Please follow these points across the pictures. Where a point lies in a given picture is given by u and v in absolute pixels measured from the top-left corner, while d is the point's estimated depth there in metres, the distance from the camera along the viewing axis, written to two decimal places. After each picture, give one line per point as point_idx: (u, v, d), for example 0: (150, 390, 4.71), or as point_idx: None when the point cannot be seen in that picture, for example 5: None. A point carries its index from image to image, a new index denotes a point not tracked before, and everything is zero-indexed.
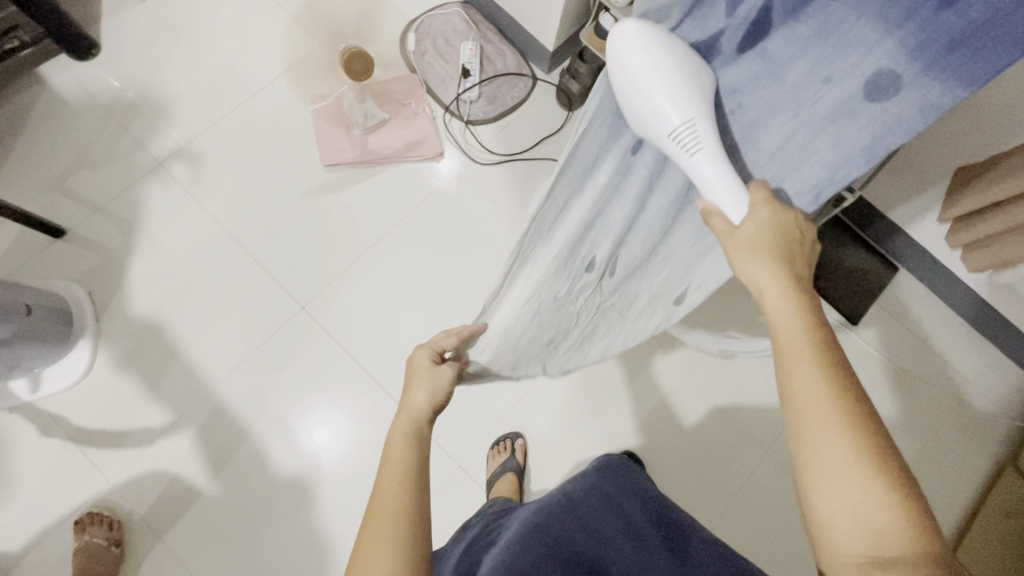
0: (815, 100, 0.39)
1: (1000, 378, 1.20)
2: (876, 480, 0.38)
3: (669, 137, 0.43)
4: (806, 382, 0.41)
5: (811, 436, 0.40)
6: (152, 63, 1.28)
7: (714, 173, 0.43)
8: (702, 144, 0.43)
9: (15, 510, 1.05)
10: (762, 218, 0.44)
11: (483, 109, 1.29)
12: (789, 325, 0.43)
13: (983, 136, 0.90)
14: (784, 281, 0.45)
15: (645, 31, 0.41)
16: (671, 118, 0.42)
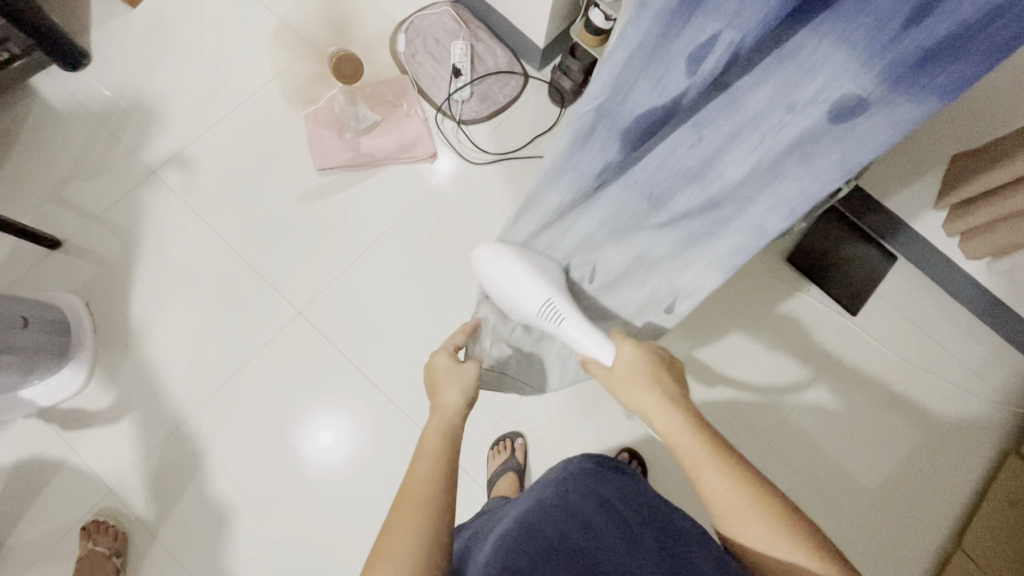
0: (774, 135, 0.44)
1: (1002, 364, 1.19)
2: (794, 547, 0.47)
3: (536, 313, 0.68)
4: (715, 486, 0.50)
5: (733, 526, 0.49)
6: (143, 71, 1.28)
7: (579, 332, 0.65)
8: (563, 316, 0.67)
9: (21, 521, 1.05)
10: (628, 354, 0.62)
11: (476, 108, 1.29)
12: (683, 440, 0.53)
13: (980, 121, 0.89)
14: (667, 403, 0.56)
15: (496, 253, 0.71)
16: (529, 306, 0.68)
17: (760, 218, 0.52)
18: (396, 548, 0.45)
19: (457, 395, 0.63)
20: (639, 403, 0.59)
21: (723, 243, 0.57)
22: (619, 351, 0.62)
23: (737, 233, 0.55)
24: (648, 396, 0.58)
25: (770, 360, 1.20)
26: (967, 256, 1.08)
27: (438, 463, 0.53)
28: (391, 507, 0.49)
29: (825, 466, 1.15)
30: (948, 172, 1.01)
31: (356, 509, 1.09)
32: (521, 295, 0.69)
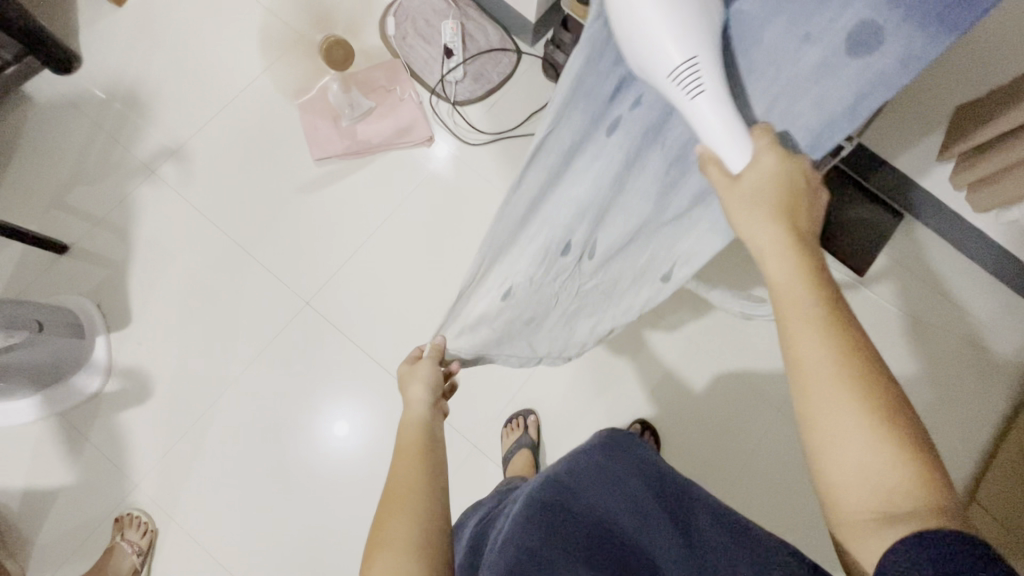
0: (791, 67, 0.39)
1: (1015, 318, 1.18)
2: (882, 439, 0.37)
3: (668, 79, 0.39)
4: (811, 341, 0.40)
5: (813, 398, 0.40)
6: (135, 70, 1.27)
7: (723, 116, 0.40)
8: (707, 87, 0.39)
9: (55, 519, 1.09)
10: (765, 167, 0.41)
11: (469, 89, 1.27)
12: (786, 277, 0.42)
13: (984, 70, 0.87)
14: (784, 240, 0.42)
15: None
16: (672, 58, 0.38)
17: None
18: (392, 540, 0.46)
19: (423, 389, 0.65)
20: (750, 232, 0.44)
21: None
22: (758, 151, 0.41)
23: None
24: (765, 227, 0.43)
25: None
26: (974, 209, 1.07)
27: (418, 453, 0.56)
28: (379, 506, 0.51)
29: None
30: (949, 127, 1.00)
31: (375, 494, 1.11)
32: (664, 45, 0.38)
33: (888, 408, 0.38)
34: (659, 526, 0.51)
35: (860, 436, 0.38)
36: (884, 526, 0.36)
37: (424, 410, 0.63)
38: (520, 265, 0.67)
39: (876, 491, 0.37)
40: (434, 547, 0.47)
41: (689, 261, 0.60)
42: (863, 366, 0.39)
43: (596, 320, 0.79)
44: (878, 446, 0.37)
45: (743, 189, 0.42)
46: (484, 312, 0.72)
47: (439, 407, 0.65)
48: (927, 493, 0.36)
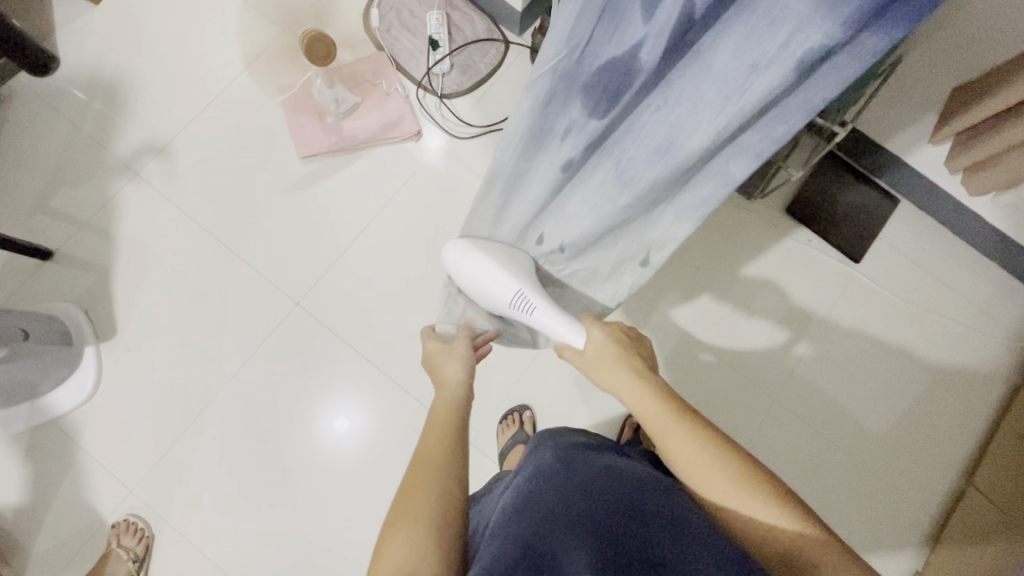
0: (736, 95, 0.42)
1: (1012, 302, 1.17)
2: (755, 499, 0.50)
3: (510, 302, 0.76)
4: (681, 445, 0.53)
5: (700, 484, 0.52)
6: (114, 69, 1.24)
7: (551, 319, 0.73)
8: (534, 305, 0.74)
9: (51, 527, 1.09)
10: (598, 337, 0.66)
11: (457, 81, 1.25)
12: (645, 405, 0.57)
13: (981, 49, 0.86)
14: (634, 376, 0.60)
15: (463, 249, 0.80)
16: (504, 296, 0.76)
17: (727, 169, 0.52)
18: (416, 514, 0.47)
19: (458, 369, 0.68)
20: (611, 380, 0.62)
21: (693, 195, 0.58)
22: (589, 332, 0.68)
23: (706, 186, 0.55)
24: (615, 372, 0.62)
25: (776, 313, 1.18)
26: (971, 193, 1.05)
27: (448, 431, 0.56)
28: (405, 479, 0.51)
29: (835, 415, 1.16)
30: (944, 108, 0.98)
31: (372, 493, 1.11)
32: (497, 285, 0.77)
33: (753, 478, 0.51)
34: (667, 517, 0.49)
35: (742, 501, 0.50)
36: (786, 560, 0.48)
37: (457, 390, 0.64)
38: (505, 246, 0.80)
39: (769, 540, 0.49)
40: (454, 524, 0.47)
41: (664, 247, 0.67)
42: (727, 452, 0.53)
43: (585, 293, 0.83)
44: (760, 510, 0.50)
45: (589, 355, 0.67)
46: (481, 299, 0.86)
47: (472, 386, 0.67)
48: (803, 527, 0.48)
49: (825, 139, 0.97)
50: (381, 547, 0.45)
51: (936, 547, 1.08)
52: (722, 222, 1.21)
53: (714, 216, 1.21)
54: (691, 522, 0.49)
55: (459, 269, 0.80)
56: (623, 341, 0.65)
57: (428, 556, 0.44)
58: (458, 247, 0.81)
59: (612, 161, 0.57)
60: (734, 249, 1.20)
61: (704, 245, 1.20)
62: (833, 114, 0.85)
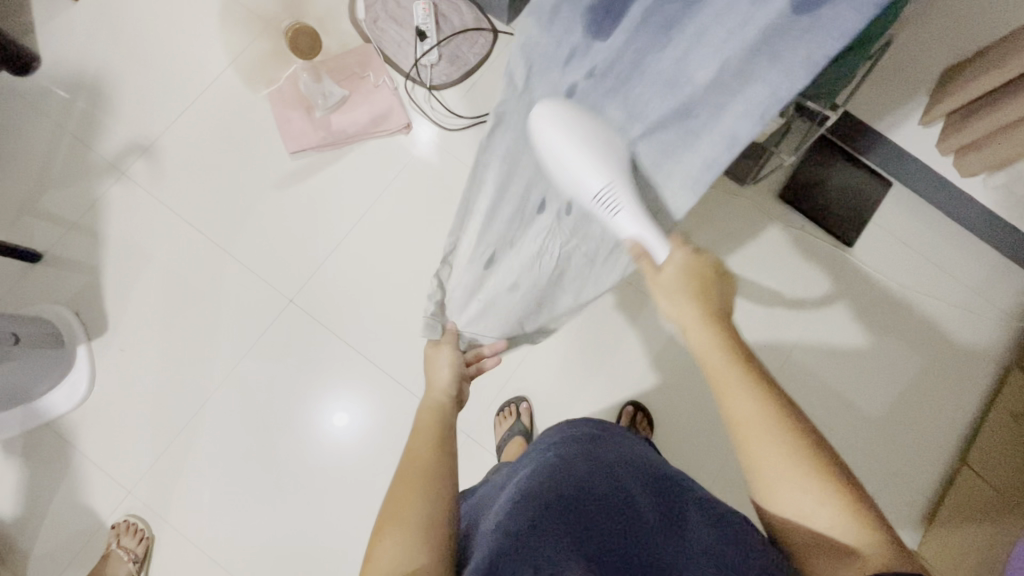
0: (738, 30, 0.36)
1: (1005, 282, 1.18)
2: (813, 485, 0.46)
3: (595, 200, 0.52)
4: (741, 405, 0.48)
5: (758, 455, 0.48)
6: (96, 67, 1.22)
7: (640, 225, 0.51)
8: (622, 204, 0.51)
9: (50, 530, 1.09)
10: (678, 261, 0.53)
11: (446, 72, 1.23)
12: (713, 355, 0.50)
13: (966, 30, 0.86)
14: (704, 320, 0.52)
15: (551, 117, 0.53)
16: (592, 185, 0.51)
17: (728, 126, 0.39)
18: (403, 517, 0.48)
19: (445, 369, 0.71)
20: (676, 311, 0.54)
21: (675, 178, 0.48)
22: (673, 252, 0.52)
23: (710, 148, 0.42)
24: (688, 308, 0.53)
25: (772, 299, 1.18)
26: (962, 175, 1.05)
27: (433, 437, 0.58)
28: (394, 481, 0.53)
29: (834, 401, 1.16)
30: (937, 87, 0.97)
31: (372, 488, 1.11)
32: (581, 174, 0.52)
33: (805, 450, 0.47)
34: (653, 517, 0.49)
35: (801, 484, 0.46)
36: (832, 553, 0.45)
37: (443, 398, 0.68)
38: (494, 224, 0.72)
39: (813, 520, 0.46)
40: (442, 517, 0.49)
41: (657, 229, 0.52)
42: (787, 416, 0.48)
43: (579, 286, 0.68)
44: (812, 489, 0.46)
45: (663, 280, 0.53)
46: (475, 274, 0.78)
47: (455, 396, 0.70)
48: (860, 523, 0.45)
49: (817, 123, 0.95)
50: (370, 553, 0.46)
51: (931, 526, 1.10)
52: (715, 209, 1.20)
53: (707, 203, 1.20)
54: (676, 530, 0.49)
55: (540, 136, 0.53)
56: (705, 277, 0.53)
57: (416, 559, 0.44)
58: (554, 108, 0.52)
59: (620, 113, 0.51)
60: (727, 235, 1.20)
61: (697, 233, 1.20)
62: (825, 99, 0.84)
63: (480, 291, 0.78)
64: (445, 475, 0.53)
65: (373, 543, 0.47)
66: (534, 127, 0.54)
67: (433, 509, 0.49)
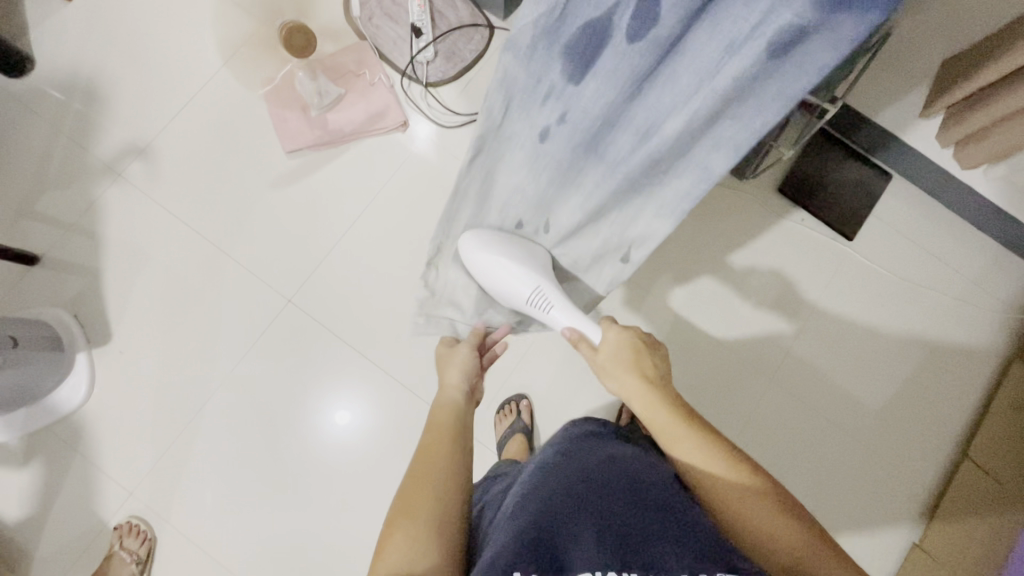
0: (710, 79, 0.44)
1: (1006, 275, 1.17)
2: (764, 511, 0.51)
3: (529, 300, 0.72)
4: (686, 454, 0.55)
5: (710, 499, 0.53)
6: (91, 67, 1.22)
7: (570, 317, 0.70)
8: (552, 304, 0.71)
9: (51, 532, 1.09)
10: (614, 337, 0.65)
11: (442, 69, 1.22)
12: (655, 412, 0.58)
13: (963, 24, 0.88)
14: (643, 384, 0.60)
15: (479, 246, 0.74)
16: (524, 292, 0.72)
17: (706, 159, 0.52)
18: (415, 513, 0.50)
19: (460, 371, 0.71)
20: (618, 381, 0.63)
21: (673, 188, 0.57)
22: (604, 333, 0.67)
23: (689, 176, 0.55)
24: (626, 377, 0.62)
25: (772, 294, 1.18)
26: (962, 167, 1.04)
27: (445, 432, 0.60)
28: (406, 479, 0.54)
29: (836, 397, 1.16)
30: (936, 79, 0.97)
31: (373, 487, 1.11)
32: (515, 285, 0.72)
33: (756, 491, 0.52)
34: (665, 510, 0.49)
35: (755, 514, 0.51)
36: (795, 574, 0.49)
37: (456, 395, 0.68)
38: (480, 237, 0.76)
39: (770, 553, 0.50)
40: (451, 522, 0.50)
41: (645, 242, 0.66)
42: (728, 456, 0.54)
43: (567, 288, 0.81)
44: (766, 516, 0.50)
45: (600, 358, 0.65)
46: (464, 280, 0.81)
47: (468, 392, 0.70)
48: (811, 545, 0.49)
49: (816, 117, 0.95)
50: (382, 545, 0.48)
51: (932, 518, 1.10)
52: (714, 204, 1.20)
53: (706, 197, 1.20)
54: (684, 520, 0.48)
55: (476, 266, 0.74)
56: (639, 345, 0.65)
57: (427, 557, 0.46)
58: (481, 239, 0.73)
59: (595, 158, 0.59)
60: (726, 230, 1.19)
61: (696, 228, 1.19)
62: (825, 91, 0.84)
63: (466, 293, 0.81)
64: (456, 479, 0.54)
65: (384, 540, 0.48)
66: (466, 259, 0.75)
67: (442, 512, 0.50)
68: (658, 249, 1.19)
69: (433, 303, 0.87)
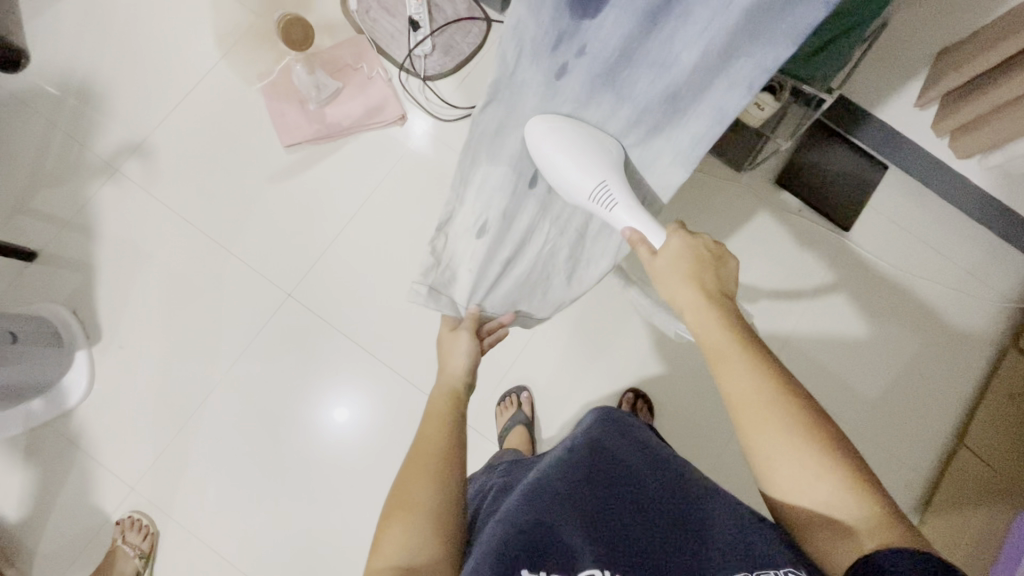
0: (724, 12, 0.46)
1: (1003, 264, 1.18)
2: (811, 458, 0.48)
3: (592, 198, 0.65)
4: (739, 379, 0.52)
5: (756, 429, 0.50)
6: (85, 62, 1.21)
7: (634, 217, 0.64)
8: (617, 201, 0.64)
9: (53, 528, 1.09)
10: (675, 243, 0.62)
11: (439, 62, 1.22)
12: (710, 328, 0.56)
13: (958, 15, 0.88)
14: (701, 298, 0.58)
15: (547, 129, 0.64)
16: (589, 185, 0.64)
17: (719, 100, 0.54)
18: (413, 505, 0.50)
19: (462, 358, 0.72)
20: (676, 291, 0.60)
21: (684, 129, 0.59)
22: (668, 239, 0.63)
23: (702, 118, 0.57)
24: (682, 288, 0.59)
25: (770, 286, 1.19)
26: (958, 155, 1.05)
27: (446, 423, 0.61)
28: (403, 469, 0.55)
29: (831, 383, 1.17)
30: (931, 68, 0.97)
31: (375, 479, 1.12)
32: (578, 178, 0.64)
33: (808, 421, 0.49)
34: (660, 512, 0.48)
35: (803, 456, 0.48)
36: (832, 522, 0.47)
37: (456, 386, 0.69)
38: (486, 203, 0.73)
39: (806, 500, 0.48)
40: (450, 509, 0.51)
41: (660, 187, 0.67)
42: (783, 385, 0.51)
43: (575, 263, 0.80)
44: (815, 461, 0.48)
45: (657, 265, 0.62)
46: (466, 248, 0.77)
47: (470, 382, 0.72)
48: (860, 500, 0.46)
49: (812, 108, 0.95)
50: (380, 537, 0.48)
51: (929, 508, 1.11)
52: (712, 195, 1.20)
53: (704, 189, 1.20)
54: (681, 518, 0.48)
55: (540, 152, 0.65)
56: (701, 256, 0.61)
57: (425, 548, 0.47)
58: (548, 123, 0.64)
59: (608, 97, 0.60)
60: (724, 222, 1.20)
61: (694, 221, 1.19)
62: (822, 83, 0.84)
63: (473, 263, 0.77)
64: (453, 465, 0.55)
65: (381, 531, 0.49)
66: (532, 150, 0.65)
67: (441, 498, 0.51)
68: None
69: (437, 274, 0.78)
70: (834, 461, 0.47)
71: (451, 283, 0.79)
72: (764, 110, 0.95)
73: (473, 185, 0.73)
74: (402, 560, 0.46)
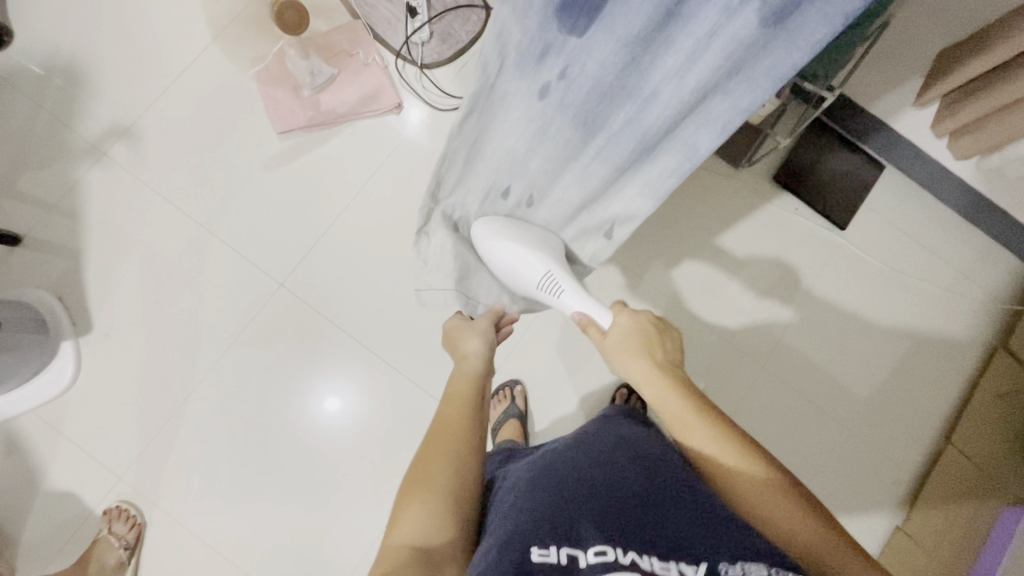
0: (704, 50, 0.42)
1: (994, 266, 1.19)
2: (784, 510, 0.49)
3: (540, 283, 0.70)
4: (697, 447, 0.53)
5: (726, 492, 0.51)
6: (73, 41, 1.18)
7: (581, 302, 0.68)
8: (563, 287, 0.69)
9: (37, 517, 1.08)
10: (625, 323, 0.63)
11: (437, 50, 1.20)
12: (667, 402, 0.55)
13: (955, 15, 0.88)
14: (655, 370, 0.57)
15: (494, 230, 0.72)
16: (535, 277, 0.70)
17: (692, 137, 0.50)
18: (431, 481, 0.50)
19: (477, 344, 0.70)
20: (629, 368, 0.60)
21: (657, 167, 0.56)
22: (615, 318, 0.65)
23: (675, 152, 0.53)
24: (636, 363, 0.59)
25: (765, 283, 1.19)
26: (956, 156, 1.05)
27: (465, 404, 0.60)
28: (423, 444, 0.54)
29: (825, 382, 1.18)
30: (933, 67, 0.97)
31: (366, 471, 1.11)
32: (525, 266, 0.70)
33: (778, 477, 0.50)
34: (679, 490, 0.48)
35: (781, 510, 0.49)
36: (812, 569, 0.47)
37: (477, 364, 0.68)
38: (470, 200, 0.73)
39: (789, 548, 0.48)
40: (467, 488, 0.51)
41: (629, 221, 0.65)
42: (744, 448, 0.51)
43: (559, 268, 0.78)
44: (792, 516, 0.48)
45: (608, 345, 0.63)
46: (443, 244, 0.77)
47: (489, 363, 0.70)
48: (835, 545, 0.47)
49: (812, 106, 0.95)
50: (397, 511, 0.48)
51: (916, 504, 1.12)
52: (710, 190, 1.20)
53: (701, 185, 1.20)
54: (700, 496, 0.48)
55: (487, 246, 0.73)
56: (647, 333, 0.62)
57: (443, 529, 0.47)
58: (491, 227, 0.73)
59: (581, 127, 0.57)
60: (721, 219, 1.19)
61: (689, 216, 1.19)
62: (822, 81, 0.83)
63: (451, 252, 0.77)
64: (470, 443, 0.55)
65: (397, 506, 0.49)
66: (477, 238, 0.74)
67: (458, 477, 0.51)
68: (654, 236, 1.19)
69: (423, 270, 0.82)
70: (812, 517, 0.48)
71: (432, 276, 0.80)
72: (765, 107, 0.94)
73: (449, 189, 0.72)
74: (417, 540, 0.45)
